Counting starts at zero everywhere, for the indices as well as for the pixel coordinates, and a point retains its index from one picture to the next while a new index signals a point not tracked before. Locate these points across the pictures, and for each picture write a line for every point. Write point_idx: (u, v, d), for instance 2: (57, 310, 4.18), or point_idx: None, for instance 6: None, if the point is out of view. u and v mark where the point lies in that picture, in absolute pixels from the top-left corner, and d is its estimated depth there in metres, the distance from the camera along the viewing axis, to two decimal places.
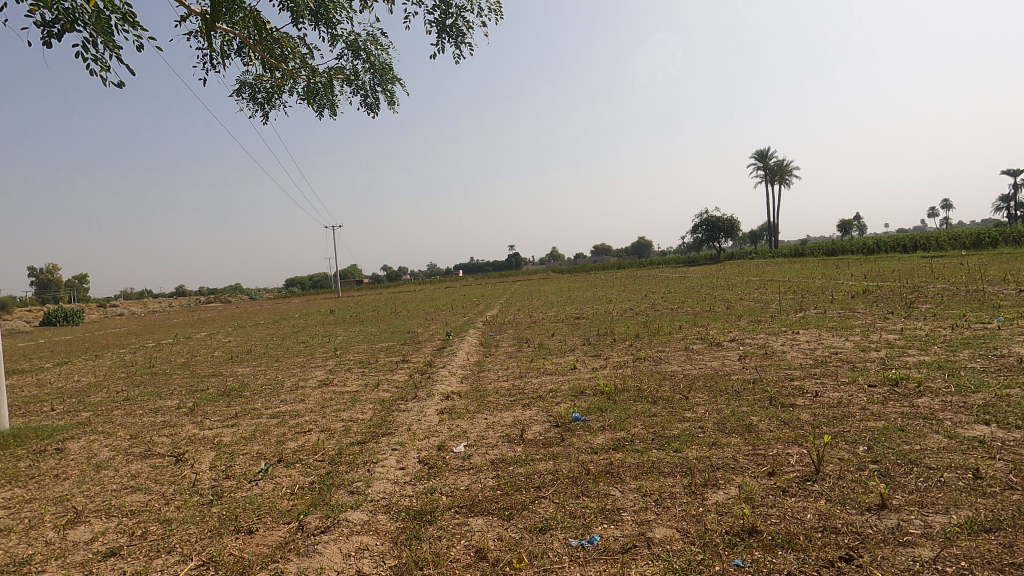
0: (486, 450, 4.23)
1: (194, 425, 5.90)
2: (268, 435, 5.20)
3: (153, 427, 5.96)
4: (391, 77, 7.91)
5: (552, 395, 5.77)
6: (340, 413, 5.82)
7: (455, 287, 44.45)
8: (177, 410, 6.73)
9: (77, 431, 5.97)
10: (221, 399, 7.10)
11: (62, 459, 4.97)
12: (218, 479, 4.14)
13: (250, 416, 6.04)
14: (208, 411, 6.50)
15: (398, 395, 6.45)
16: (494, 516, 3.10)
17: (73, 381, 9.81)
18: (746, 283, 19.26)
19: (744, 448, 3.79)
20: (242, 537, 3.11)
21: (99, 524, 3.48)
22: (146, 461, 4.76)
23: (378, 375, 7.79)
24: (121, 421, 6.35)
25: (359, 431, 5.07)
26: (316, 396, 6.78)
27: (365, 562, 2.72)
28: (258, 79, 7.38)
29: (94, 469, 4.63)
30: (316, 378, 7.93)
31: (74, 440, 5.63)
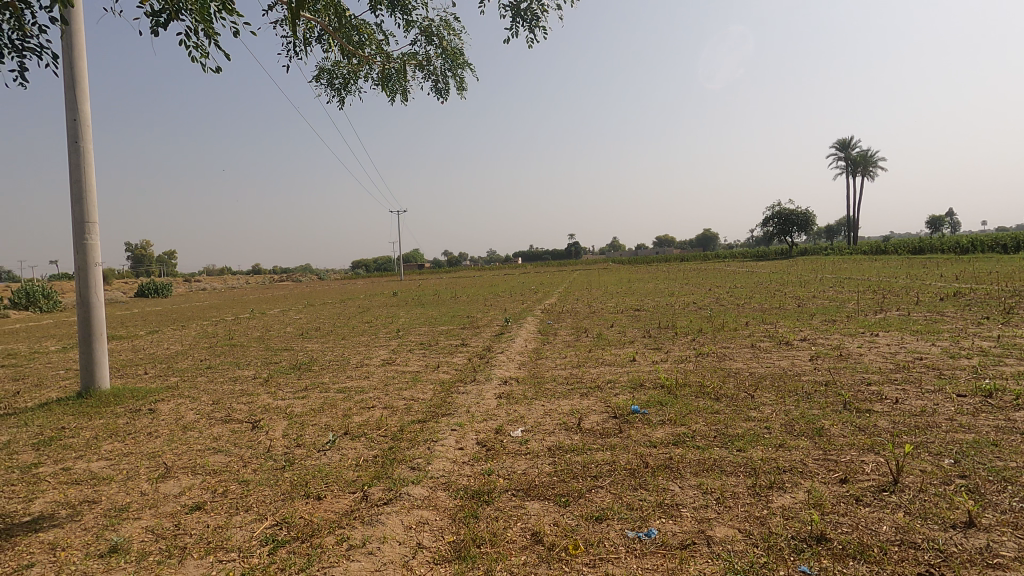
0: (543, 436, 4.25)
1: (268, 394, 6.29)
2: (336, 408, 5.47)
3: (233, 394, 6.40)
4: (461, 62, 7.96)
5: (611, 385, 5.74)
6: (402, 391, 6.04)
7: (515, 276, 44.60)
8: (254, 379, 7.20)
9: (167, 395, 6.51)
10: (293, 372, 7.53)
11: (154, 419, 5.43)
12: (290, 446, 4.39)
13: (319, 389, 6.38)
14: (281, 382, 6.91)
15: (458, 377, 6.62)
16: (550, 501, 3.13)
17: (163, 348, 10.70)
18: (819, 281, 18.15)
19: (814, 452, 3.61)
20: (311, 503, 3.30)
21: (186, 480, 3.80)
22: (227, 425, 5.12)
23: (439, 357, 8.02)
24: (205, 387, 6.86)
25: (420, 410, 5.22)
26: (380, 374, 7.07)
27: (425, 535, 2.81)
28: (336, 67, 7.63)
29: (182, 429, 5.03)
30: (381, 357, 8.25)
31: (164, 402, 6.13)
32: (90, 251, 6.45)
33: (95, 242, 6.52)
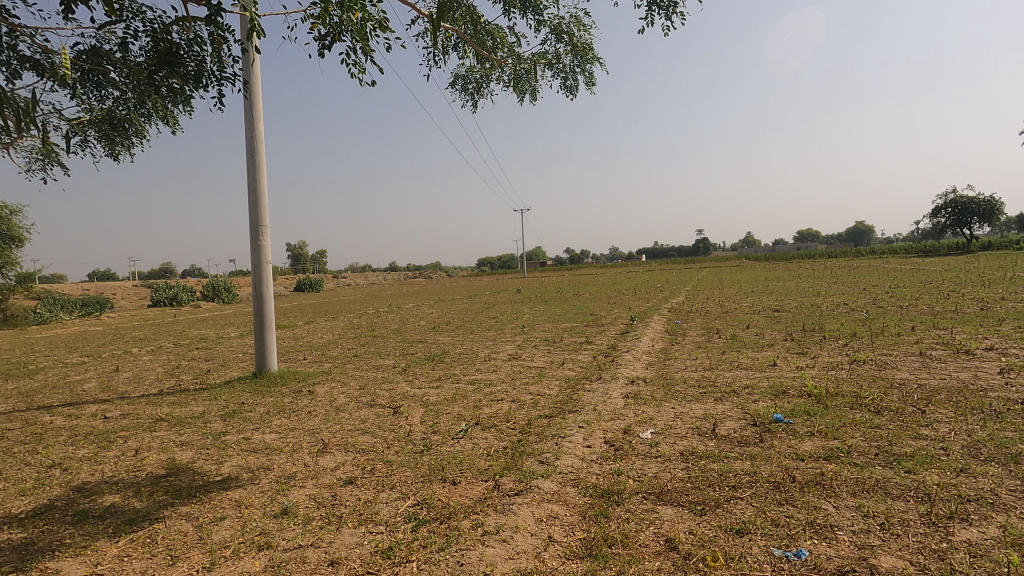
0: (675, 440, 4.09)
1: (406, 383, 6.78)
2: (468, 399, 5.73)
3: (377, 381, 6.99)
4: (591, 56, 7.90)
5: (749, 391, 5.35)
6: (528, 386, 6.16)
7: (639, 273, 43.42)
8: (394, 368, 7.80)
9: (322, 378, 7.29)
10: (428, 363, 8.03)
11: (312, 400, 6.11)
12: (427, 432, 4.69)
13: (452, 380, 6.73)
14: (417, 372, 7.40)
15: (583, 374, 6.60)
16: (684, 508, 3.00)
17: (318, 337, 12.00)
18: (1011, 280, 15.32)
19: (1010, 481, 3.06)
20: (448, 487, 3.49)
21: (340, 456, 4.22)
22: (372, 409, 5.60)
23: (563, 354, 8.07)
24: (353, 373, 7.58)
25: (547, 405, 5.29)
26: (507, 368, 7.28)
27: (556, 529, 2.85)
28: (470, 71, 7.97)
29: (335, 410, 5.60)
30: (507, 352, 8.50)
31: (320, 385, 6.88)
32: (262, 250, 7.40)
33: (266, 243, 7.47)
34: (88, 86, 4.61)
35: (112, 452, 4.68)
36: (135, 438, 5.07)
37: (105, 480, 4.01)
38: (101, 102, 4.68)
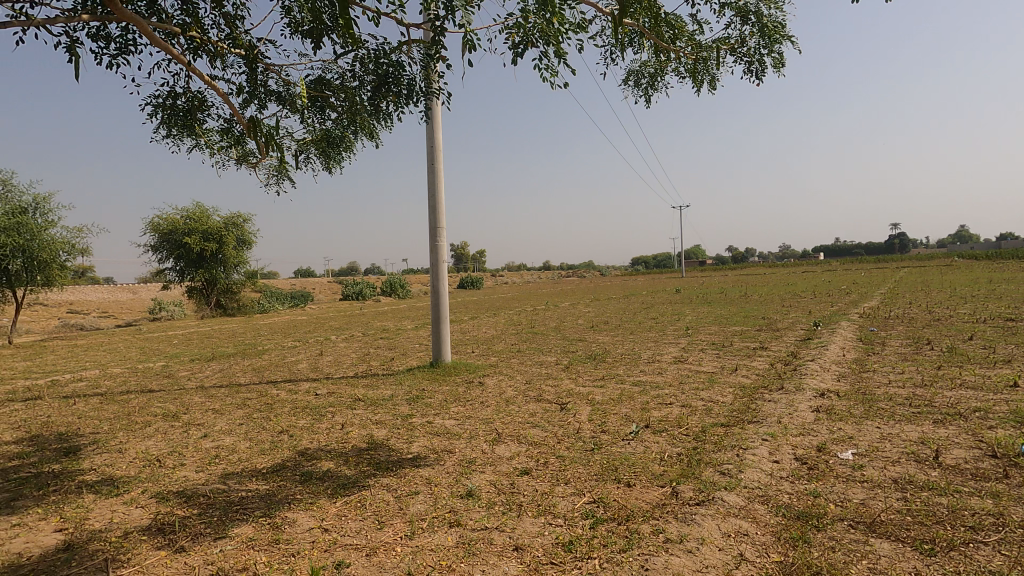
0: (884, 464, 3.56)
1: (570, 380, 6.88)
2: (634, 401, 5.63)
3: (541, 376, 7.20)
4: (781, 36, 7.19)
5: (982, 416, 4.45)
6: (699, 392, 5.84)
7: (816, 274, 38.82)
8: (556, 365, 7.97)
9: (491, 371, 7.73)
10: (590, 361, 8.06)
11: (483, 390, 6.51)
12: (596, 431, 4.69)
13: (616, 380, 6.66)
14: (580, 370, 7.47)
15: (761, 383, 6.07)
16: (904, 544, 2.60)
17: (483, 332, 12.73)
18: None
19: None
20: (623, 488, 3.45)
21: (514, 446, 4.42)
22: (540, 403, 5.79)
23: (735, 359, 7.51)
24: (518, 368, 7.92)
25: (722, 413, 4.96)
26: (673, 371, 6.99)
27: (747, 547, 2.65)
28: (644, 66, 7.74)
29: (505, 402, 5.90)
30: (672, 355, 8.17)
31: (489, 377, 7.30)
32: (438, 250, 8.07)
33: (442, 243, 8.14)
34: (311, 109, 5.38)
35: (324, 424, 5.46)
36: (340, 414, 5.86)
37: (321, 447, 4.69)
38: (321, 123, 5.42)
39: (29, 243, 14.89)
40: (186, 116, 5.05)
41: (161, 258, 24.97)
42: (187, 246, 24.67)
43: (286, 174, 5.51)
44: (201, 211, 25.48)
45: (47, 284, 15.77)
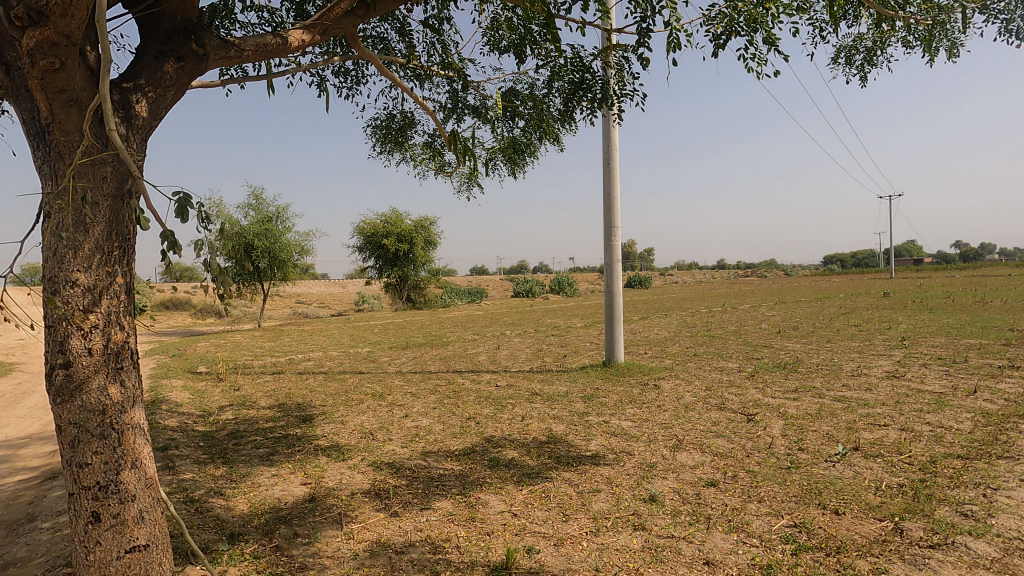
0: None
1: (757, 390, 6.47)
2: (838, 419, 5.06)
3: (723, 384, 6.86)
4: None
5: None
6: (923, 414, 4.98)
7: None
8: (740, 372, 7.54)
9: (667, 374, 7.70)
10: (779, 371, 7.41)
11: (660, 394, 6.52)
12: (791, 448, 4.42)
13: (812, 394, 6.04)
14: (768, 380, 6.92)
15: (1013, 410, 4.96)
16: None
17: (656, 333, 12.43)
18: None
19: None
20: (830, 515, 3.16)
21: (697, 455, 4.44)
22: (723, 412, 5.63)
23: (972, 379, 6.25)
24: (696, 372, 7.73)
25: (957, 442, 4.18)
26: (886, 388, 6.07)
27: None
28: (860, 40, 6.72)
29: (685, 407, 5.87)
30: (883, 368, 7.09)
31: (665, 381, 7.26)
32: (612, 250, 8.18)
33: (616, 243, 8.21)
34: (502, 119, 5.75)
35: (506, 415, 5.84)
36: (520, 406, 6.22)
37: (506, 437, 5.06)
38: (509, 131, 5.76)
39: (273, 246, 18.30)
40: (398, 133, 5.74)
41: (365, 258, 28.82)
42: (385, 247, 28.08)
43: (476, 181, 5.93)
44: (396, 215, 28.77)
45: (284, 279, 19.23)
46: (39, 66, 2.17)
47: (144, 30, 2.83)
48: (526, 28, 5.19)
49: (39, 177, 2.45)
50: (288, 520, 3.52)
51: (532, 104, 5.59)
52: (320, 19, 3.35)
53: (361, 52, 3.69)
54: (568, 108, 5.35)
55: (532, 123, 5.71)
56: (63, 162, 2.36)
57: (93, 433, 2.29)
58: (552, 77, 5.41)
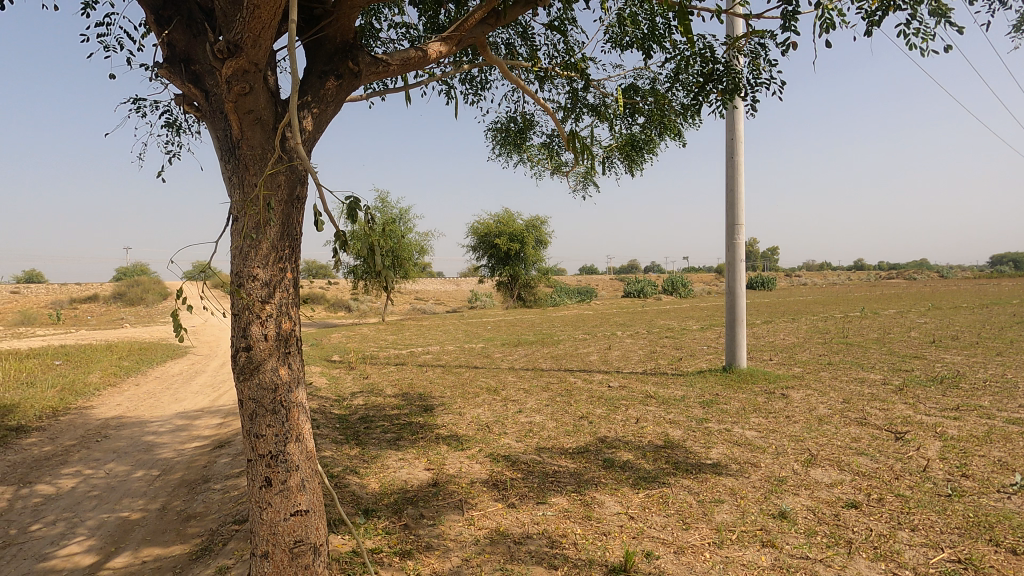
0: None
1: (906, 406, 5.79)
2: (1013, 445, 4.40)
3: (864, 397, 6.24)
4: None
5: None
6: None
7: None
8: (884, 385, 6.78)
9: (796, 384, 7.10)
10: (934, 385, 6.57)
11: (788, 404, 6.06)
12: (952, 474, 3.92)
13: (977, 414, 5.30)
14: (920, 395, 6.17)
15: None
16: None
17: (781, 338, 11.57)
18: None
19: None
20: (1003, 553, 2.84)
21: (835, 473, 4.06)
22: (865, 428, 5.10)
23: None
24: (831, 383, 7.05)
25: None
26: None
27: None
28: None
29: (818, 420, 5.40)
30: None
31: (794, 391, 6.72)
32: (736, 248, 7.73)
33: (740, 241, 7.76)
34: (621, 116, 5.68)
35: (620, 416, 5.78)
36: (634, 408, 6.12)
37: (620, 438, 5.01)
38: (628, 129, 5.67)
39: (396, 245, 19.60)
40: (517, 135, 5.89)
41: (478, 257, 29.87)
42: (497, 247, 28.87)
43: (592, 180, 5.90)
44: (508, 215, 29.44)
45: (405, 277, 20.50)
46: (234, 91, 2.54)
47: (310, 54, 3.19)
48: (649, 22, 5.09)
49: (229, 186, 2.85)
50: (414, 501, 3.78)
51: (653, 100, 5.46)
52: (457, 31, 3.56)
53: (491, 59, 3.85)
54: (694, 101, 5.16)
55: (653, 119, 5.57)
56: (249, 173, 2.73)
57: (267, 408, 2.62)
58: (675, 70, 5.25)
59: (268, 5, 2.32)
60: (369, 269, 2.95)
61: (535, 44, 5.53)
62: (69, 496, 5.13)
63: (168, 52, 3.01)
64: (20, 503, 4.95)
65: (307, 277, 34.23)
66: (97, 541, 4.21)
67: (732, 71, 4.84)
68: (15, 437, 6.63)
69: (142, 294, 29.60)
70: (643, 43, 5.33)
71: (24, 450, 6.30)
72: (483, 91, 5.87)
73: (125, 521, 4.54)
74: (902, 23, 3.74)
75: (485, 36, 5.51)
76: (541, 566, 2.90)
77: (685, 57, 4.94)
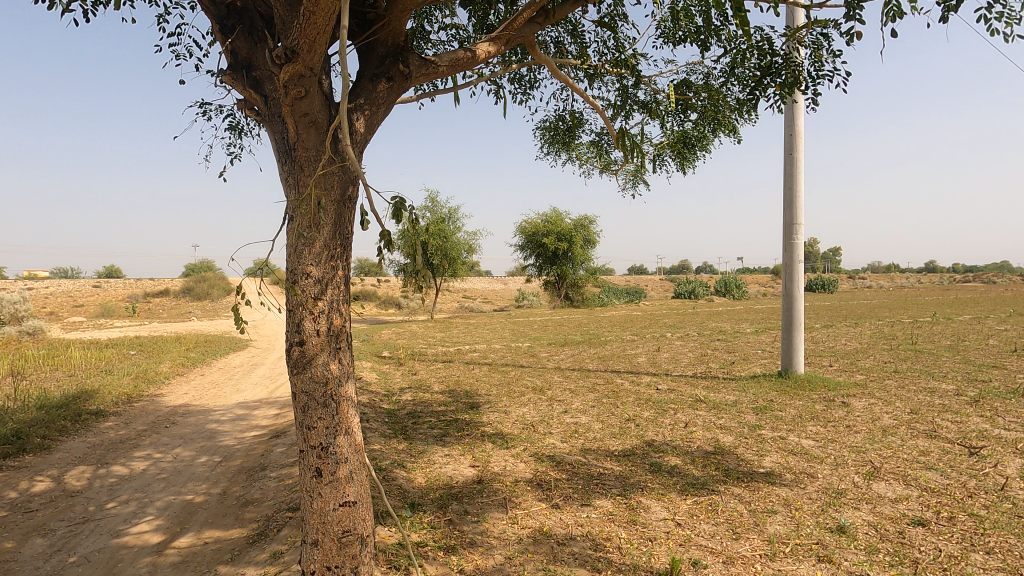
0: None
1: (982, 419, 5.39)
2: None
3: (934, 408, 5.85)
4: None
5: None
6: None
7: None
8: (958, 395, 6.34)
9: (858, 392, 6.74)
10: (1015, 398, 6.09)
11: (849, 413, 5.76)
12: None
13: None
14: (999, 408, 5.73)
15: None
16: None
17: (843, 344, 11.01)
18: None
19: None
20: None
21: (900, 488, 3.83)
22: (935, 441, 4.78)
23: None
24: (897, 392, 6.65)
25: None
26: None
27: None
28: None
29: (883, 431, 5.10)
30: None
31: (856, 399, 6.38)
32: (794, 249, 7.42)
33: (799, 241, 7.44)
34: (673, 113, 5.55)
35: (668, 419, 5.65)
36: (683, 411, 5.97)
37: (668, 442, 4.90)
38: (680, 125, 5.53)
39: (446, 244, 19.90)
40: (566, 134, 5.85)
41: (526, 256, 29.93)
42: (545, 246, 28.81)
43: (642, 179, 5.80)
44: (556, 215, 29.31)
45: (454, 275, 20.78)
46: (291, 95, 2.63)
47: (363, 57, 3.28)
48: (703, 15, 4.94)
49: (285, 187, 2.97)
50: (459, 497, 3.82)
51: (707, 95, 5.31)
52: (505, 30, 3.55)
53: (540, 58, 3.83)
54: (751, 96, 4.97)
55: (706, 115, 5.42)
56: (303, 174, 2.82)
57: (318, 401, 2.71)
58: (730, 64, 5.08)
59: (323, 11, 2.39)
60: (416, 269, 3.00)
61: (585, 41, 5.48)
62: (140, 477, 5.49)
63: (232, 59, 3.16)
64: (97, 482, 5.34)
65: (360, 274, 35.21)
66: (164, 521, 4.49)
67: (792, 64, 4.65)
68: (95, 420, 7.15)
69: (208, 289, 31.32)
70: (697, 37, 5.19)
71: (101, 432, 6.79)
72: (532, 90, 5.86)
73: (190, 503, 4.82)
74: (982, 7, 3.47)
75: (535, 34, 5.50)
76: (585, 568, 2.88)
77: (741, 51, 4.78)
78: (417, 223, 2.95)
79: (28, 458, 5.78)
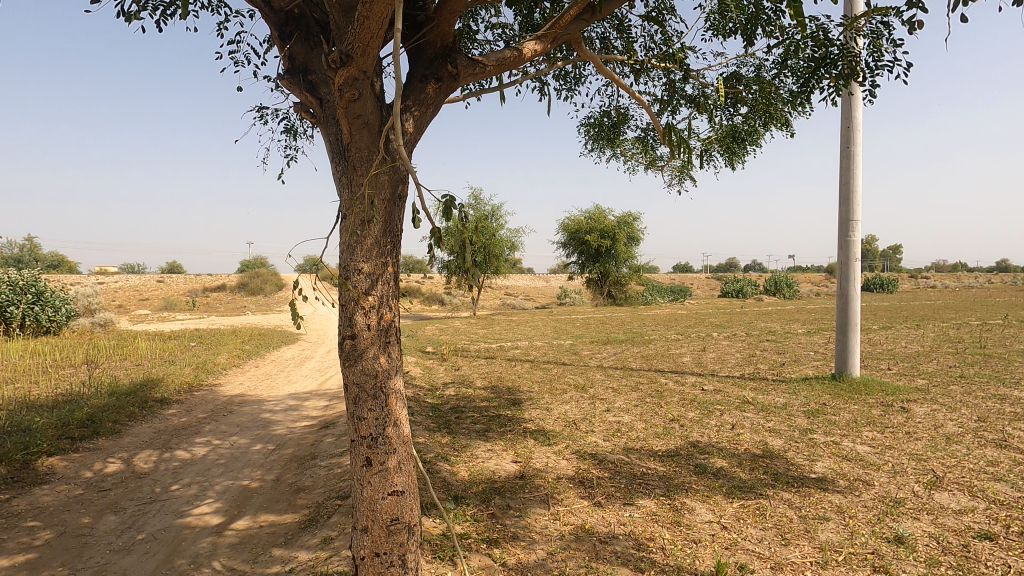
0: None
1: None
2: None
3: (1005, 416, 5.50)
4: None
5: None
6: None
7: None
8: None
9: (918, 397, 6.41)
10: None
11: (909, 419, 5.50)
12: None
13: None
14: None
15: None
16: None
17: (903, 346, 10.49)
18: None
19: None
20: None
21: (965, 499, 3.62)
22: (1003, 451, 4.51)
23: None
24: (962, 398, 6.28)
25: None
26: None
27: None
28: None
29: (945, 439, 4.84)
30: None
31: (917, 404, 6.06)
32: (850, 247, 7.12)
33: (855, 239, 7.12)
34: (722, 107, 5.41)
35: (714, 421, 5.53)
36: (730, 413, 5.82)
37: (713, 444, 4.80)
38: (729, 119, 5.39)
39: (488, 242, 20.05)
40: (611, 130, 5.79)
41: (569, 254, 29.82)
42: (588, 244, 28.64)
43: (689, 175, 5.68)
44: (599, 212, 28.98)
45: (497, 272, 20.95)
46: (346, 98, 2.72)
47: (413, 59, 3.35)
48: (754, 6, 4.79)
49: (338, 186, 3.07)
50: (502, 492, 3.86)
51: (758, 88, 5.15)
52: (551, 29, 3.55)
53: (586, 55, 3.81)
54: (805, 89, 4.79)
55: (757, 109, 5.26)
56: (356, 174, 2.91)
57: (368, 393, 2.80)
58: (783, 56, 4.91)
59: (376, 16, 2.47)
60: (462, 265, 3.04)
61: (631, 35, 5.41)
62: (201, 462, 5.80)
63: (289, 65, 3.28)
64: (163, 466, 5.67)
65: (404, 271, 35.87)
66: (223, 504, 4.73)
67: (848, 55, 4.43)
68: (159, 408, 7.59)
69: (260, 284, 32.64)
70: (747, 28, 5.03)
71: (166, 419, 7.20)
72: (577, 86, 5.82)
73: (246, 488, 5.06)
74: None
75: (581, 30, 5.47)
76: (627, 568, 2.86)
77: (794, 42, 4.60)
78: (465, 220, 2.99)
79: (101, 441, 6.19)
